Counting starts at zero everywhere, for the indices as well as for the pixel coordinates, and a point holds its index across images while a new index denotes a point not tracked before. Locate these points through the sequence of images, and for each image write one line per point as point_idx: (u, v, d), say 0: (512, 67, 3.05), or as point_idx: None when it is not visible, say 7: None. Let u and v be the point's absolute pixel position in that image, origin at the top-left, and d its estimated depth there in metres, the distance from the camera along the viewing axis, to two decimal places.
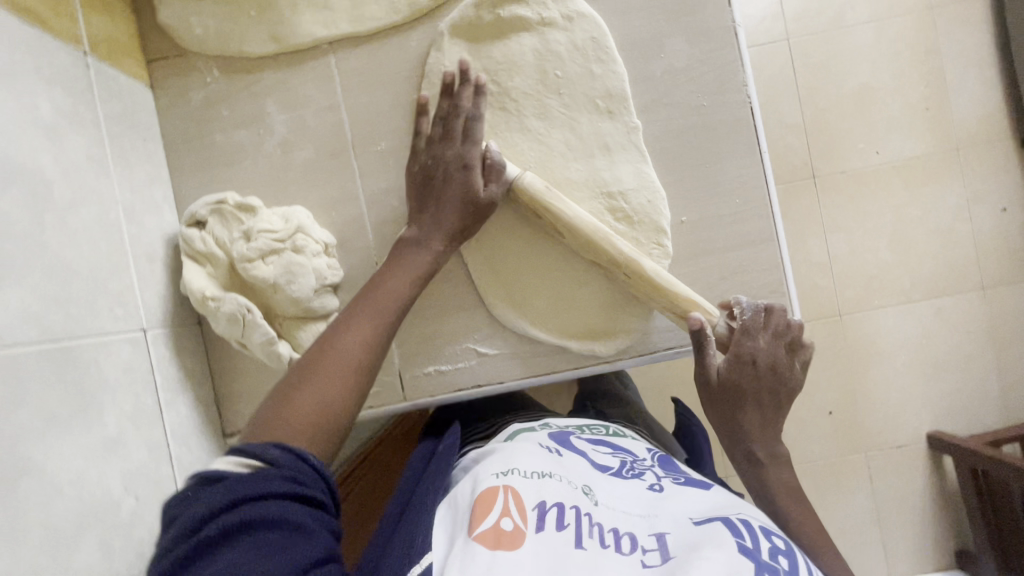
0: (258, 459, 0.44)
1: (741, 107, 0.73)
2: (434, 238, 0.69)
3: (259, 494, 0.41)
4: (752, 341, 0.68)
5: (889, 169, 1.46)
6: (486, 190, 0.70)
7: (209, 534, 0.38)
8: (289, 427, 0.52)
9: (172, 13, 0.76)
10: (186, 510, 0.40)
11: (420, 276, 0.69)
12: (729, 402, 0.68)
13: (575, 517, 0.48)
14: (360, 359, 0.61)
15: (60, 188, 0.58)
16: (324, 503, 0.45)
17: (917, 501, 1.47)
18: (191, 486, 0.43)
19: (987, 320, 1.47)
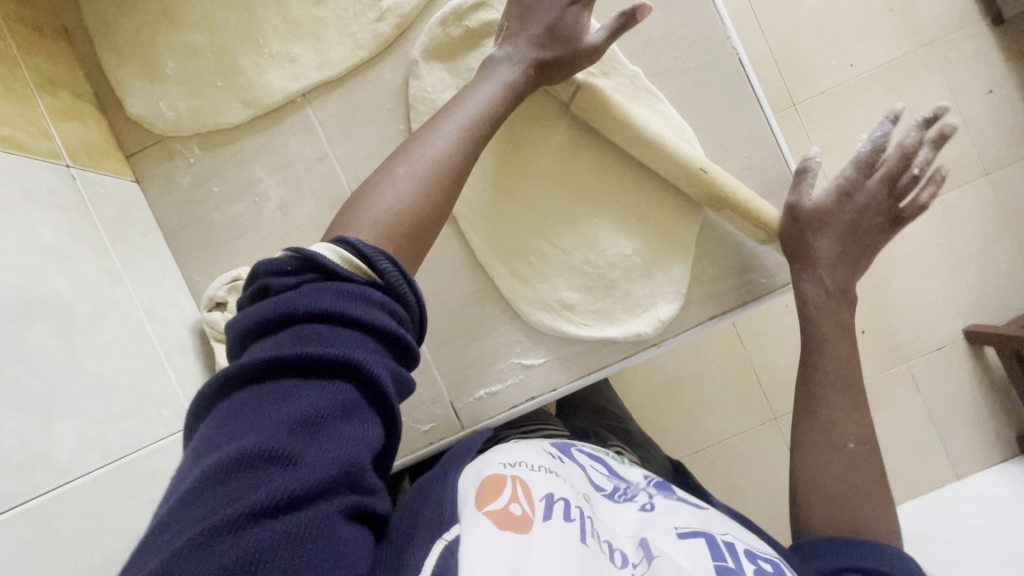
0: (363, 270, 0.45)
1: (729, 61, 0.71)
2: (524, 60, 0.65)
3: (356, 321, 0.42)
4: (862, 173, 0.69)
5: (868, 78, 1.44)
6: (591, 36, 0.66)
7: (305, 342, 0.39)
8: (373, 220, 0.53)
9: (140, 103, 0.74)
10: (285, 297, 0.42)
11: (509, 95, 0.64)
12: (806, 228, 0.68)
13: (579, 515, 0.51)
14: (446, 168, 0.58)
15: (81, 306, 0.58)
16: (406, 356, 0.45)
17: (969, 398, 1.46)
18: (294, 262, 0.44)
19: (1000, 206, 1.45)
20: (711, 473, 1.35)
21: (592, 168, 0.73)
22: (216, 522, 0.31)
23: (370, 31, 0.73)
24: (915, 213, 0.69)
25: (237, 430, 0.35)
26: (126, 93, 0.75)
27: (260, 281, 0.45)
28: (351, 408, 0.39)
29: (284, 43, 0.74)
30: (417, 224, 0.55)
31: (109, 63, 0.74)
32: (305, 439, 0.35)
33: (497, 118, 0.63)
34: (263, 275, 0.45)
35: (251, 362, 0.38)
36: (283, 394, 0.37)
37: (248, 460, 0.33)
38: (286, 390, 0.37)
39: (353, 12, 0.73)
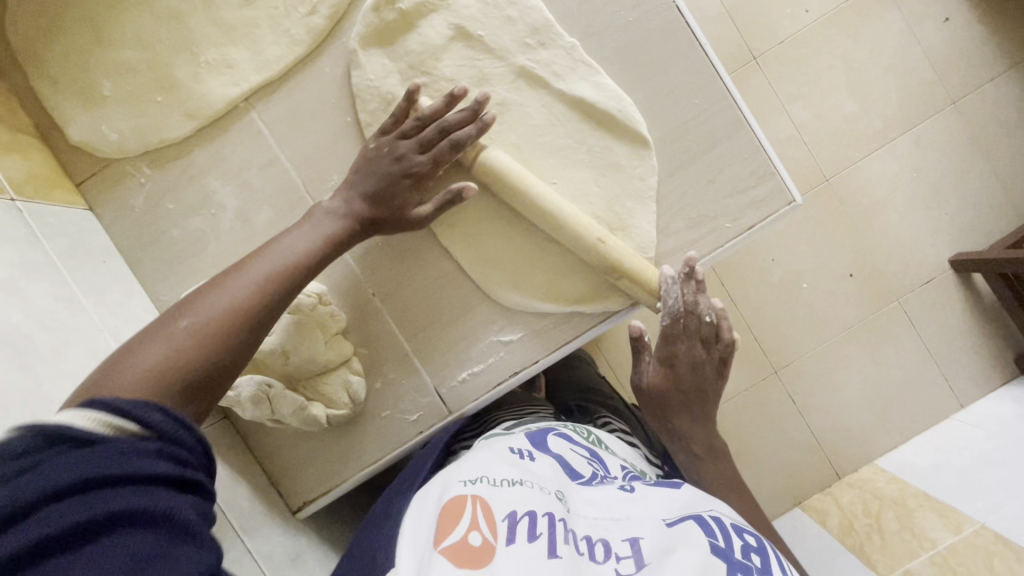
0: (134, 422, 0.41)
1: (669, 10, 0.70)
2: (350, 214, 0.66)
3: (131, 473, 0.38)
4: (673, 342, 0.73)
5: (824, 21, 1.43)
6: (417, 209, 0.67)
7: (69, 518, 0.34)
8: (140, 370, 0.48)
9: (82, 128, 0.73)
10: (23, 481, 0.35)
11: (328, 245, 0.64)
12: (656, 403, 0.76)
13: (549, 526, 0.48)
14: (240, 321, 0.55)
15: (41, 336, 0.57)
16: (203, 487, 0.43)
17: (962, 326, 1.46)
18: (32, 439, 0.38)
19: (969, 131, 1.46)
20: None
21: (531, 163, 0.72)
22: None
23: (303, 26, 0.72)
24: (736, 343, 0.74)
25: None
26: (66, 121, 0.73)
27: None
28: (160, 553, 0.35)
29: (219, 50, 0.72)
30: (196, 379, 0.51)
31: (46, 92, 0.73)
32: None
33: (314, 263, 0.62)
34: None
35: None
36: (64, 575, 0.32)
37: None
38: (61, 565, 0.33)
39: (285, 9, 0.72)
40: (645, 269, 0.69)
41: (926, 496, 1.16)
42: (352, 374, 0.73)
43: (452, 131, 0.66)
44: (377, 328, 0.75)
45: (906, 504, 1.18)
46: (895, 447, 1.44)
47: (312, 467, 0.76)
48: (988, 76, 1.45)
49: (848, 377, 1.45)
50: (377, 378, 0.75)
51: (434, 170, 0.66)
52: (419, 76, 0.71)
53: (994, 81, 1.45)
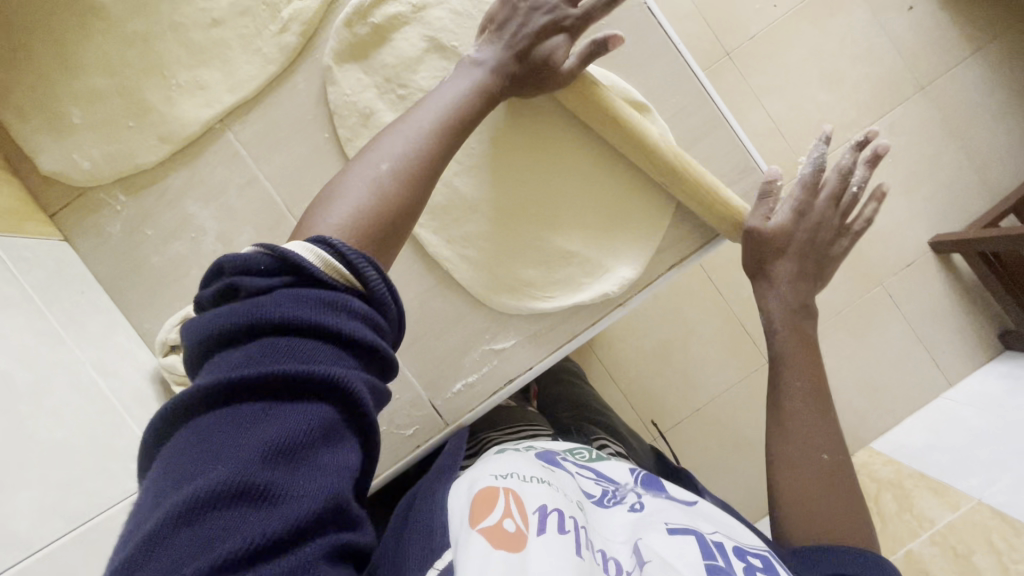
0: (346, 275, 0.42)
1: (639, 12, 0.71)
2: (498, 67, 0.62)
3: (333, 333, 0.39)
4: (813, 196, 0.71)
5: (792, 14, 1.46)
6: (565, 63, 0.64)
7: (279, 358, 0.37)
8: (348, 210, 0.49)
9: (52, 158, 0.72)
10: (260, 303, 0.39)
11: (482, 97, 0.61)
12: (769, 253, 0.70)
13: (574, 526, 0.49)
14: (425, 165, 0.54)
15: (21, 374, 0.55)
16: (388, 366, 0.43)
17: (946, 306, 1.49)
18: (271, 262, 0.41)
19: (940, 115, 1.49)
20: (714, 426, 1.35)
21: (523, 168, 0.72)
22: (195, 559, 0.29)
23: (275, 44, 0.71)
24: (863, 228, 0.73)
25: (211, 453, 0.33)
26: (35, 151, 0.72)
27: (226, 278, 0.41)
28: (329, 431, 0.37)
29: (190, 72, 0.71)
30: (385, 221, 0.50)
31: (14, 123, 0.72)
32: (284, 468, 0.34)
33: (472, 118, 0.60)
34: (231, 275, 0.41)
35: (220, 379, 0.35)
36: (260, 417, 0.35)
37: (223, 495, 0.31)
38: (259, 410, 0.35)
39: (256, 28, 0.71)
40: (733, 203, 0.70)
41: (922, 476, 1.17)
42: None
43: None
44: None
45: (903, 484, 1.19)
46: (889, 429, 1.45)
47: None
48: (954, 61, 1.49)
49: (839, 363, 1.47)
50: None
51: (582, 25, 0.64)
52: (397, 89, 0.71)
53: (960, 65, 1.49)
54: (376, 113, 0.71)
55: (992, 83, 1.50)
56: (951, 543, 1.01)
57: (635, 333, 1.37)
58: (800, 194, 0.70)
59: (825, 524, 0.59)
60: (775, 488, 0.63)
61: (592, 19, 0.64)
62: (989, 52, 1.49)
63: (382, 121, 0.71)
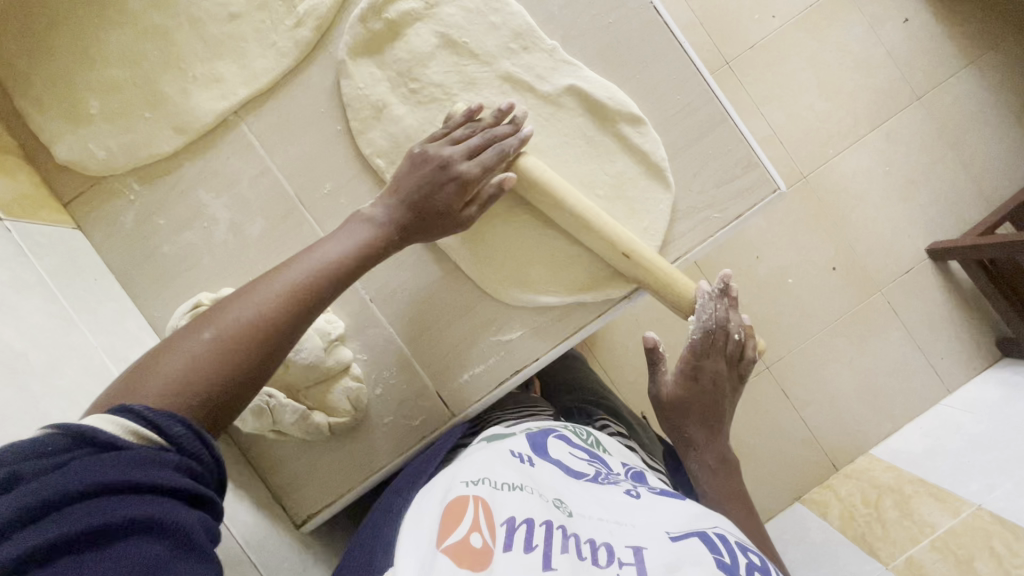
0: (156, 434, 0.43)
1: (646, 11, 0.73)
2: (387, 220, 0.64)
3: (150, 485, 0.40)
4: (699, 360, 0.73)
5: (790, 23, 1.49)
6: (462, 212, 0.67)
7: (88, 520, 0.36)
8: (169, 377, 0.47)
9: (68, 147, 0.73)
10: (51, 481, 0.37)
11: (365, 250, 0.62)
12: (673, 415, 0.75)
13: (546, 535, 0.47)
14: (273, 330, 0.53)
15: (35, 354, 0.55)
16: (212, 503, 0.45)
17: (943, 312, 1.50)
18: (65, 438, 0.39)
19: (936, 124, 1.52)
20: None
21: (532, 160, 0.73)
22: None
23: (290, 39, 0.73)
24: (753, 362, 0.76)
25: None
26: (51, 140, 0.73)
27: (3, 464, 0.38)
28: (158, 564, 0.37)
29: (206, 64, 0.73)
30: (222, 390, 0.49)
31: (31, 113, 0.73)
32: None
33: (354, 268, 0.61)
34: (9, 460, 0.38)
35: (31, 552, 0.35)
36: (78, 575, 0.35)
37: None
38: (76, 569, 0.35)
39: (271, 23, 0.73)
40: (682, 283, 0.70)
41: (922, 482, 1.17)
42: (353, 381, 0.72)
43: (498, 142, 0.67)
44: (376, 334, 0.75)
45: (903, 490, 1.19)
46: (888, 435, 1.46)
47: (316, 478, 0.75)
48: (949, 71, 1.52)
49: (839, 368, 1.48)
50: (378, 384, 0.75)
51: (480, 174, 0.65)
52: (409, 83, 0.72)
53: (955, 76, 1.52)
54: (388, 107, 0.72)
55: (987, 94, 1.53)
56: (953, 548, 1.00)
57: (636, 337, 1.38)
58: (680, 365, 0.74)
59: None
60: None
61: (489, 170, 0.66)
62: (984, 64, 1.53)
63: (393, 114, 0.72)
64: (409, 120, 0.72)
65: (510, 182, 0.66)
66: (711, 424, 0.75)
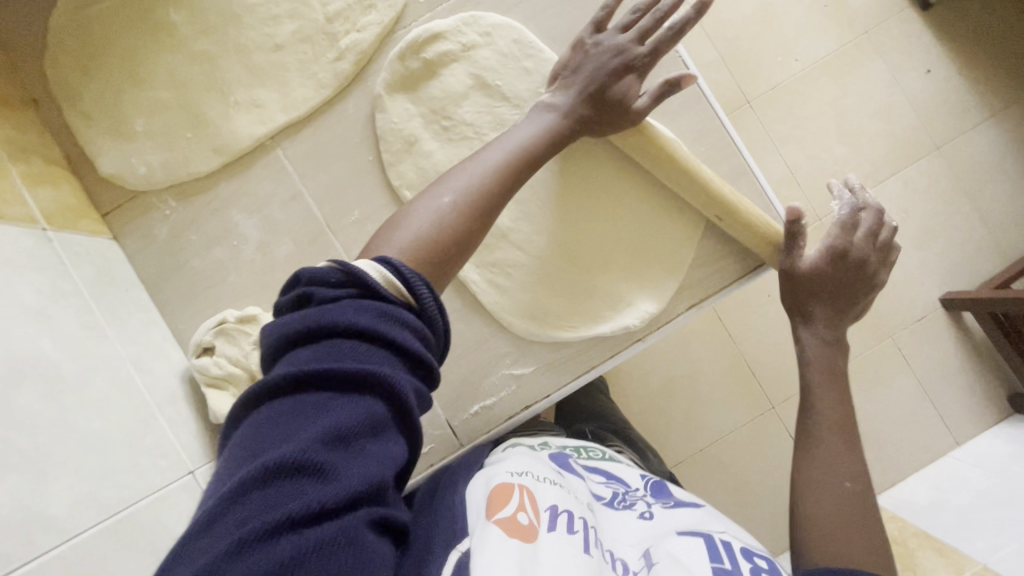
0: (406, 292, 0.44)
1: (674, 64, 0.75)
2: (566, 109, 0.66)
3: (387, 341, 0.41)
4: (841, 235, 0.70)
5: (812, 68, 1.51)
6: (636, 101, 0.67)
7: (341, 360, 0.39)
8: (411, 237, 0.52)
9: (112, 161, 0.76)
10: (327, 312, 0.41)
11: (551, 137, 0.65)
12: (809, 292, 0.69)
13: (583, 525, 0.54)
14: (486, 204, 0.58)
15: (67, 364, 0.58)
16: (433, 380, 0.44)
17: (956, 363, 1.49)
18: (341, 275, 0.43)
19: (955, 175, 1.52)
20: (719, 468, 1.35)
21: (554, 201, 0.75)
22: (252, 531, 0.31)
23: (330, 71, 0.76)
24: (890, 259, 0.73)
25: (277, 437, 0.35)
26: (96, 153, 0.76)
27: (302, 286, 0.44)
28: (380, 426, 0.38)
29: (249, 91, 0.76)
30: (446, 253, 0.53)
31: (79, 126, 0.76)
32: (336, 454, 0.35)
33: (538, 157, 0.64)
34: (306, 282, 0.44)
35: (289, 374, 0.37)
36: (317, 410, 0.37)
37: (289, 464, 0.34)
38: (320, 402, 0.37)
39: (313, 54, 0.76)
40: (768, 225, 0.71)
41: (926, 535, 1.16)
42: None
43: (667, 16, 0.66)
44: None
45: (907, 542, 1.17)
46: (894, 484, 1.44)
47: None
48: (969, 123, 1.53)
49: None
50: None
51: (650, 60, 0.66)
52: (441, 120, 0.75)
53: (975, 128, 1.53)
54: (420, 142, 0.75)
55: (1007, 148, 1.53)
56: None
57: (644, 368, 1.38)
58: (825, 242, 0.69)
59: (839, 542, 0.55)
60: (799, 505, 0.60)
61: (657, 54, 0.66)
62: (1005, 118, 1.54)
63: (425, 149, 0.75)
64: (439, 156, 0.75)
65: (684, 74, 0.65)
66: (843, 309, 0.70)
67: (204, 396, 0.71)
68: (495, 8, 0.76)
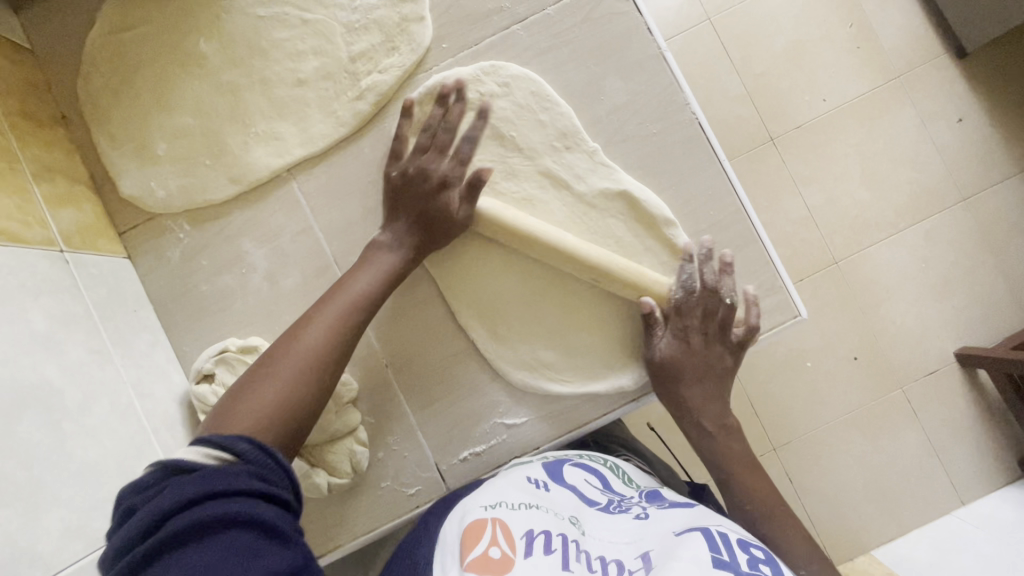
0: (226, 451, 0.51)
1: (691, 125, 0.75)
2: (399, 246, 0.72)
3: (227, 491, 0.47)
4: (686, 319, 0.72)
5: (840, 110, 1.48)
6: (456, 208, 0.71)
7: (186, 523, 0.45)
8: (244, 422, 0.57)
9: (133, 183, 0.78)
10: (153, 504, 0.46)
11: (389, 277, 0.71)
12: (669, 378, 0.72)
13: (561, 544, 0.56)
14: (313, 368, 0.62)
15: (71, 392, 0.59)
16: (288, 501, 0.51)
17: (966, 421, 1.45)
18: (159, 471, 0.49)
19: (979, 228, 1.47)
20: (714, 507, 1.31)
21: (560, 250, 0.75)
22: None
23: (350, 109, 0.77)
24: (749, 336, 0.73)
25: None
26: (119, 174, 0.78)
27: (125, 498, 0.49)
28: (245, 551, 0.45)
29: (269, 122, 0.77)
30: (286, 422, 0.59)
31: (105, 146, 0.79)
32: None
33: (375, 299, 0.69)
34: (126, 495, 0.49)
35: (139, 556, 0.44)
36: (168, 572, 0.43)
37: None
38: (177, 561, 0.43)
39: (335, 92, 0.77)
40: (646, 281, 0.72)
41: None
42: (358, 445, 0.75)
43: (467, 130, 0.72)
44: (386, 399, 0.77)
45: None
46: (891, 539, 1.41)
47: (310, 530, 0.76)
48: (997, 177, 1.48)
49: (848, 462, 1.44)
50: (382, 448, 0.77)
51: (461, 170, 0.72)
52: None
53: (1004, 182, 1.48)
54: None
55: None
56: None
57: None
58: (667, 333, 0.72)
59: None
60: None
61: (465, 165, 0.72)
62: None
63: None
64: None
65: (483, 170, 0.69)
66: (704, 393, 0.73)
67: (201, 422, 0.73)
68: (517, 58, 0.77)
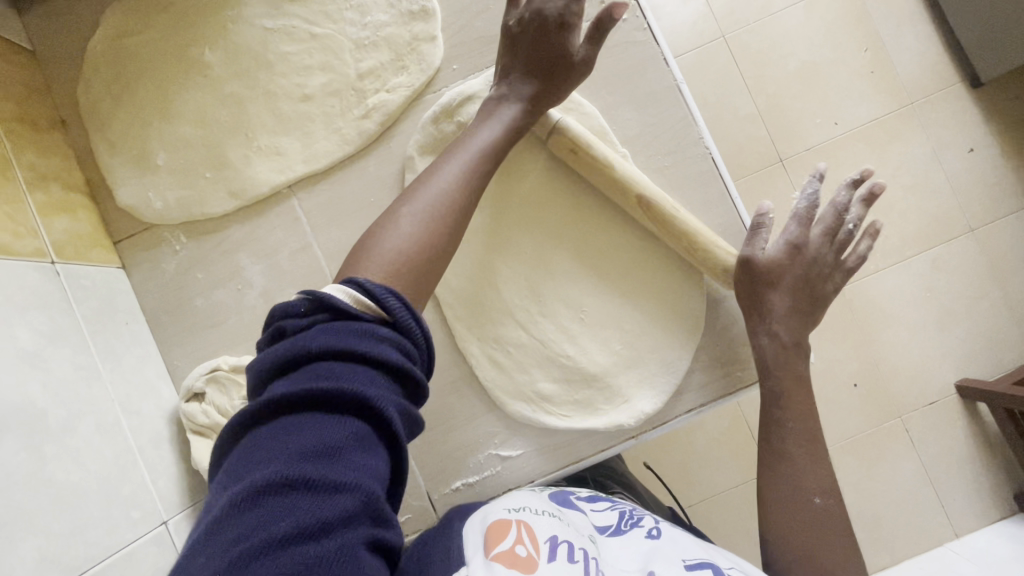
0: (379, 308, 0.46)
1: (703, 159, 0.73)
2: (521, 104, 0.67)
3: (369, 357, 0.43)
4: (806, 228, 0.71)
5: (851, 136, 1.46)
6: (577, 55, 0.67)
7: (326, 379, 0.41)
8: (383, 263, 0.53)
9: (130, 192, 0.77)
10: (301, 339, 0.43)
11: (513, 136, 0.67)
12: (770, 282, 0.68)
13: (584, 556, 0.53)
14: (449, 216, 0.59)
15: (54, 412, 0.58)
16: (420, 390, 0.46)
17: (965, 455, 1.43)
18: (310, 304, 0.45)
19: (987, 260, 1.45)
20: (707, 531, 1.28)
21: (567, 275, 0.74)
22: (249, 543, 0.33)
23: (355, 127, 0.75)
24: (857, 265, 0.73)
25: (266, 458, 0.37)
26: (117, 182, 0.77)
27: (275, 321, 0.46)
28: (367, 441, 0.40)
29: (272, 137, 0.76)
30: (424, 267, 0.56)
31: (104, 153, 0.77)
32: (328, 465, 0.37)
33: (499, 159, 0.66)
34: (278, 317, 0.47)
35: (282, 391, 0.40)
36: (303, 428, 0.39)
37: (277, 485, 0.35)
38: (308, 419, 0.39)
39: (341, 109, 0.76)
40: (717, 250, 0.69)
41: None
42: None
43: None
44: None
45: None
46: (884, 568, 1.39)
47: None
48: (1008, 209, 1.45)
49: (843, 490, 1.42)
50: None
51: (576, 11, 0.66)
52: None
53: (1014, 215, 1.45)
54: None
55: None
56: None
57: None
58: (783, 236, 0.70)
59: None
60: None
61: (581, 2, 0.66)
62: None
63: None
64: None
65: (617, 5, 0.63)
66: (799, 317, 0.69)
67: (189, 440, 0.72)
68: None
